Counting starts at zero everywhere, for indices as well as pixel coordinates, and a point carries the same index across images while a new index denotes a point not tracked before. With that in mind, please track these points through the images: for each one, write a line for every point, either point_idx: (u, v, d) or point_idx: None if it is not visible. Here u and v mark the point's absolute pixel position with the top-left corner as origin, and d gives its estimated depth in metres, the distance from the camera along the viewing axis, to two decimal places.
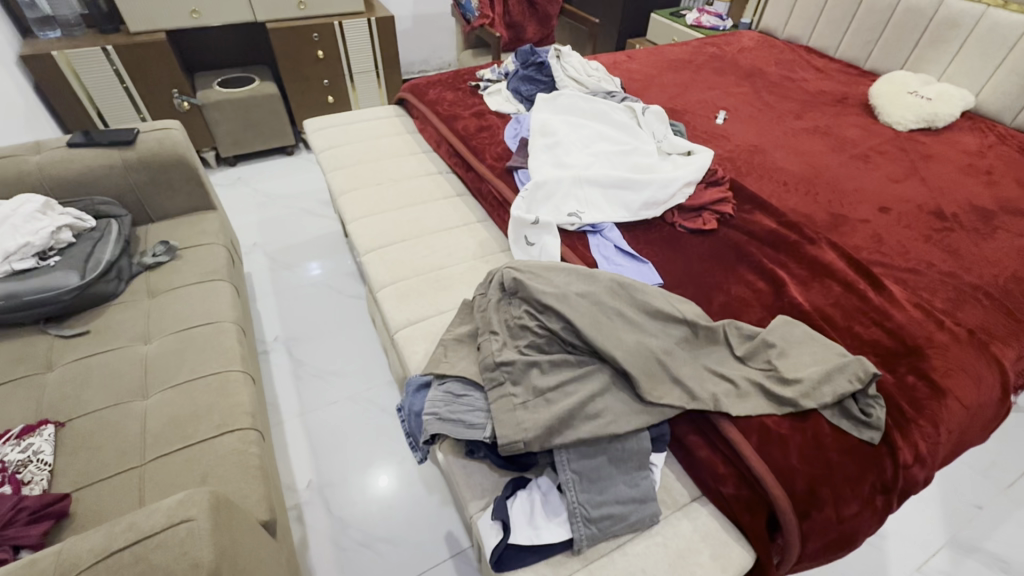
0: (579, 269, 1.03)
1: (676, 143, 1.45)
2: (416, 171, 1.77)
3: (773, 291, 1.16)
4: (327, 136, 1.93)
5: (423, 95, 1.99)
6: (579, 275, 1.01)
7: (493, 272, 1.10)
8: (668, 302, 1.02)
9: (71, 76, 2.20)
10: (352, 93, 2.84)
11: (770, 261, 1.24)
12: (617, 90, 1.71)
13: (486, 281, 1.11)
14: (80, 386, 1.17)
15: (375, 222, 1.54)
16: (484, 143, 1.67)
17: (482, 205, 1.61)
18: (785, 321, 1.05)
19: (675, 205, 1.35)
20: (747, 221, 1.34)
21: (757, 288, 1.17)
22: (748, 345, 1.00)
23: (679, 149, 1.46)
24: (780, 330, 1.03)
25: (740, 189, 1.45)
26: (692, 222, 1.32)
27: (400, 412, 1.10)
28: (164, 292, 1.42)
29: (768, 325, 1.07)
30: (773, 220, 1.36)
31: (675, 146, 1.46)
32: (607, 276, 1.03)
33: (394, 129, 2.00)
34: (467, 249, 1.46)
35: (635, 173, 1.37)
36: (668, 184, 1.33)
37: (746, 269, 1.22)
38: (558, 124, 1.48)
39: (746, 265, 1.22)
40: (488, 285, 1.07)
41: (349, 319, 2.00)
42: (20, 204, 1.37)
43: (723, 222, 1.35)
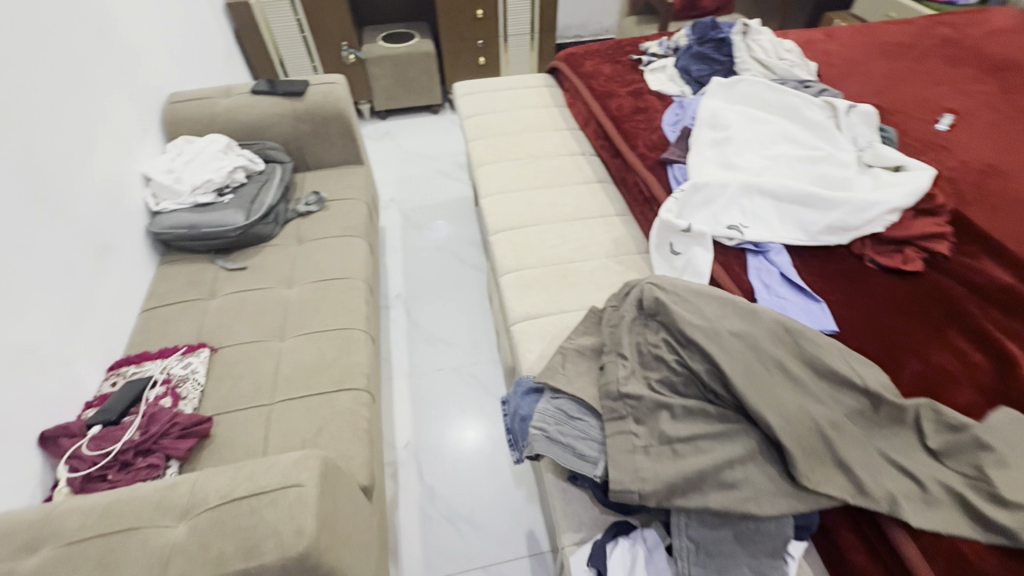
0: (736, 300, 0.87)
1: (884, 154, 1.16)
2: (557, 149, 1.67)
3: (995, 369, 0.87)
4: (474, 102, 1.90)
5: (578, 65, 1.85)
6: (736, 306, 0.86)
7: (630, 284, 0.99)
8: (845, 362, 0.82)
9: (263, 24, 2.43)
10: (504, 56, 2.78)
11: (997, 326, 0.94)
12: (813, 79, 1.40)
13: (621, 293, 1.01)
14: (233, 318, 1.30)
15: (508, 201, 1.49)
16: (638, 128, 1.50)
17: (624, 197, 1.46)
18: (1011, 418, 0.77)
19: (869, 233, 1.08)
20: (967, 266, 1.02)
21: (971, 361, 0.89)
22: (948, 438, 0.76)
23: (887, 162, 1.16)
24: (1002, 429, 0.76)
25: (966, 225, 1.12)
26: (888, 258, 1.06)
27: (503, 408, 1.07)
28: (309, 241, 1.52)
29: (981, 417, 0.80)
30: (1008, 274, 1.03)
31: (882, 157, 1.16)
32: (771, 314, 0.85)
33: (542, 101, 1.89)
34: (600, 245, 1.34)
35: (821, 187, 1.13)
36: (865, 206, 1.07)
37: (958, 333, 0.94)
38: (732, 117, 1.27)
39: (960, 326, 0.94)
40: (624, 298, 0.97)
41: (465, 290, 2.01)
42: (209, 144, 1.55)
43: (932, 265, 1.05)
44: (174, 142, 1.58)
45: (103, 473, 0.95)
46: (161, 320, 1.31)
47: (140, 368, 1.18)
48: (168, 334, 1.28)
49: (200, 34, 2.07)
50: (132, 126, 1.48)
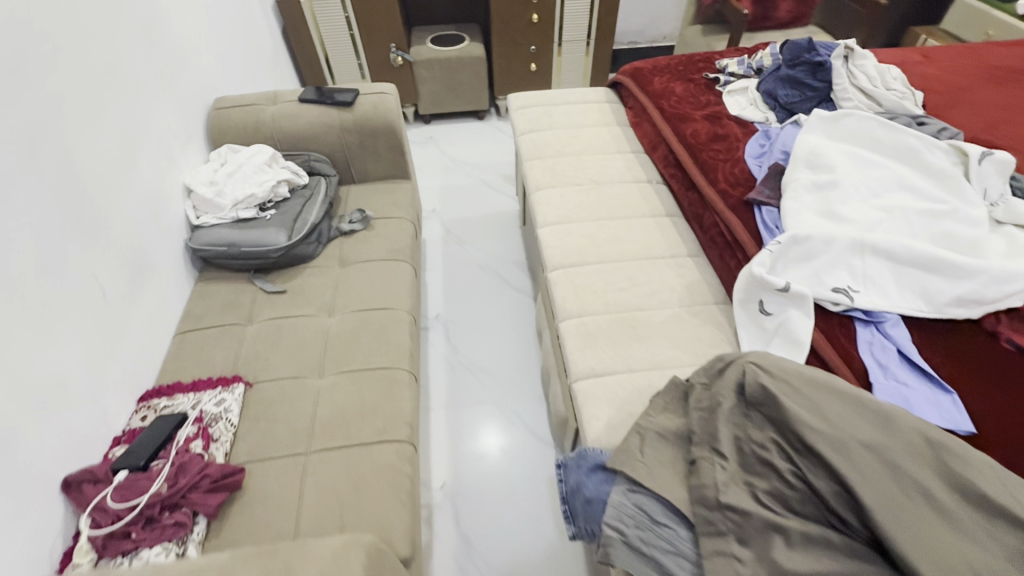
0: (863, 396, 0.72)
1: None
2: (621, 175, 1.53)
3: None
4: (529, 117, 1.77)
5: (645, 81, 1.70)
6: (865, 405, 0.71)
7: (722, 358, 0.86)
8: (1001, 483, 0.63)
9: (312, 23, 2.35)
10: (556, 63, 2.65)
11: None
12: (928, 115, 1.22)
13: (709, 366, 0.87)
14: (270, 349, 1.22)
15: (567, 232, 1.36)
16: (717, 159, 1.35)
17: (698, 236, 1.32)
18: None
19: (1008, 308, 0.88)
20: None
21: None
22: None
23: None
24: None
25: None
26: None
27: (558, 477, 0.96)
28: (353, 264, 1.42)
29: None
30: None
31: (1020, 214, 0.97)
32: (907, 417, 0.70)
33: (603, 118, 1.75)
34: (672, 292, 1.21)
35: (947, 250, 0.96)
36: (1009, 279, 0.89)
37: None
38: (836, 158, 1.11)
39: None
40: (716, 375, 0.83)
41: (507, 315, 1.90)
42: (253, 155, 1.47)
43: None
44: (217, 151, 1.51)
45: (128, 530, 0.87)
46: (196, 346, 1.23)
47: (172, 402, 1.10)
48: (203, 362, 1.20)
49: (248, 34, 2.00)
50: (175, 134, 1.41)
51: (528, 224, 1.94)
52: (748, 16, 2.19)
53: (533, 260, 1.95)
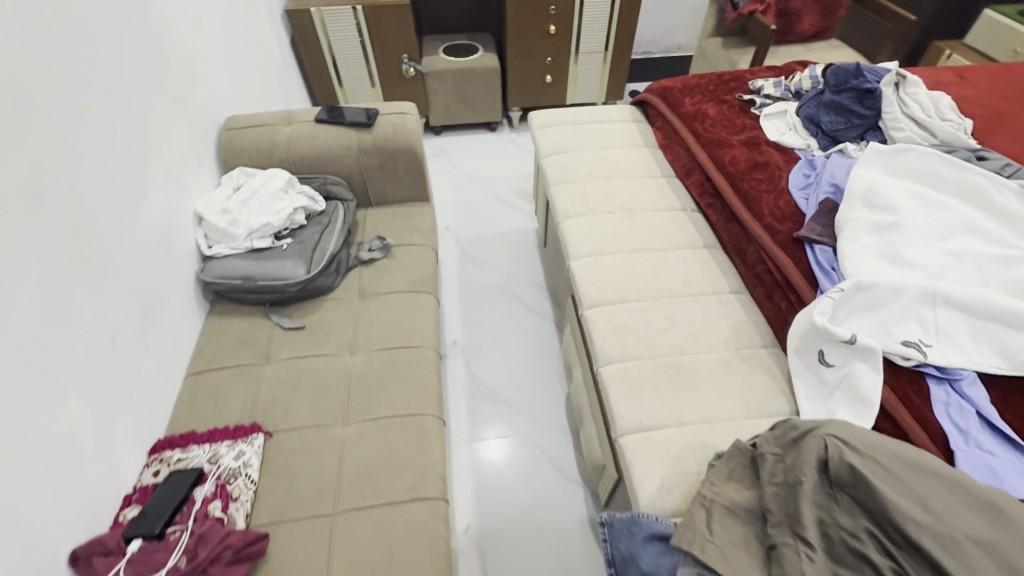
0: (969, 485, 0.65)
1: None
2: (654, 202, 1.46)
3: None
4: (554, 137, 1.70)
5: (676, 102, 1.64)
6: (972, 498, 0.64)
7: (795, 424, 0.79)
8: None
9: (322, 33, 2.27)
10: (572, 75, 2.58)
11: None
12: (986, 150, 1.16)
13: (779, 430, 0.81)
14: (290, 394, 1.14)
15: (602, 265, 1.29)
16: (760, 189, 1.29)
17: (741, 272, 1.25)
18: None
19: None
20: None
21: None
22: None
23: None
24: None
25: None
26: None
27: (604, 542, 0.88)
28: (374, 296, 1.35)
29: None
30: None
31: None
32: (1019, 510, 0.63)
33: (630, 139, 1.68)
34: (718, 334, 1.14)
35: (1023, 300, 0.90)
36: None
37: None
38: (896, 196, 1.04)
39: None
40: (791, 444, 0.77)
41: (528, 341, 1.83)
42: (268, 180, 1.39)
43: None
44: (230, 174, 1.43)
45: None
46: (210, 390, 1.15)
47: (186, 454, 1.03)
48: (217, 409, 1.12)
49: (258, 45, 1.91)
50: (186, 158, 1.33)
51: (549, 247, 1.87)
52: (774, 31, 2.12)
53: (553, 284, 1.88)
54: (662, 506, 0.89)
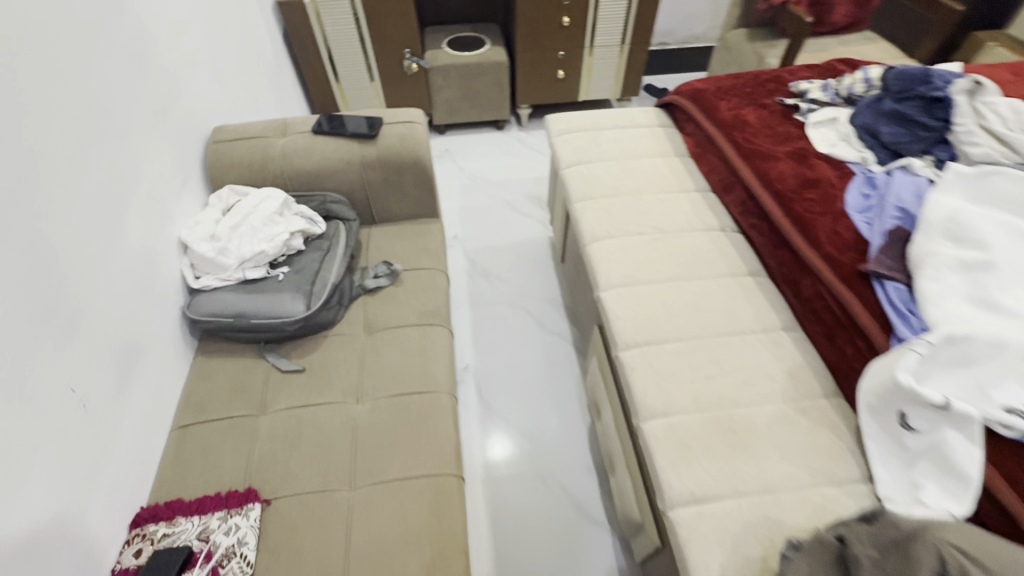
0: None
1: None
2: (690, 221, 1.32)
3: None
4: (574, 145, 1.55)
5: (710, 106, 1.49)
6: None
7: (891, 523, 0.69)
8: None
9: (318, 27, 2.10)
10: (586, 70, 2.41)
11: None
12: None
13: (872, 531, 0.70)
14: (290, 451, 1.01)
15: (636, 298, 1.15)
16: (813, 211, 1.15)
17: (793, 306, 1.12)
18: None
19: None
20: None
21: None
22: None
23: None
24: None
25: None
26: None
27: None
28: (381, 331, 1.21)
29: None
30: None
31: None
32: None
33: (658, 147, 1.54)
34: (772, 381, 1.01)
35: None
36: None
37: None
38: (986, 228, 0.90)
39: None
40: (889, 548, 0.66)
41: (545, 365, 1.70)
42: (262, 200, 1.25)
43: None
44: (218, 194, 1.29)
45: None
46: (200, 446, 1.02)
47: (172, 529, 0.90)
48: (208, 471, 0.99)
49: (247, 43, 1.75)
50: (169, 179, 1.18)
51: (567, 262, 1.73)
52: (808, 24, 1.96)
53: (572, 303, 1.74)
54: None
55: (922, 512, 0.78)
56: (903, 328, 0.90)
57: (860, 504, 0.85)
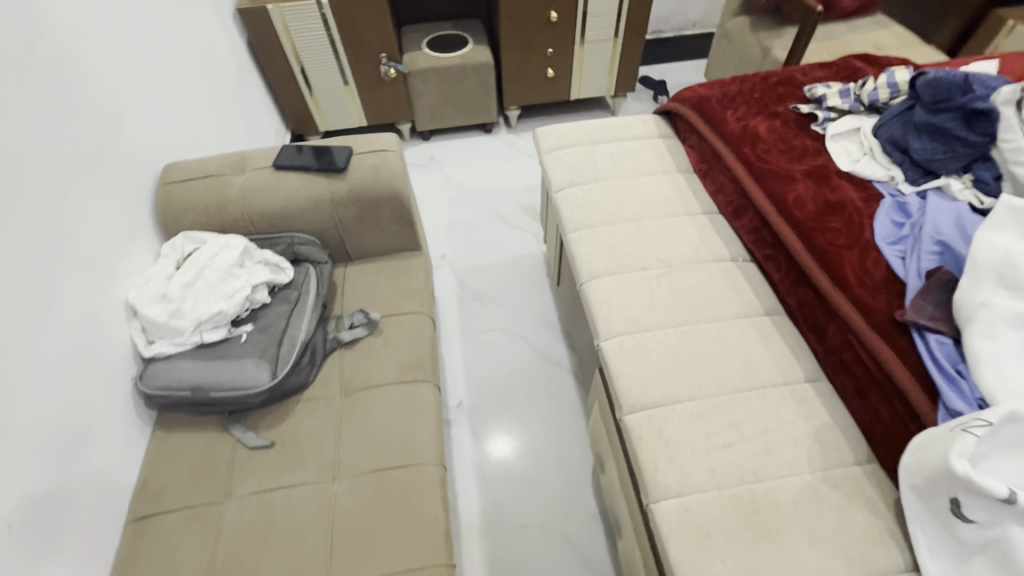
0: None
1: None
2: (698, 251, 1.19)
3: None
4: (567, 164, 1.41)
5: (715, 116, 1.34)
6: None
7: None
8: None
9: (284, 34, 1.93)
10: (577, 67, 2.24)
11: None
12: None
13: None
14: (258, 546, 0.90)
15: (641, 348, 1.03)
16: (838, 244, 1.01)
17: (817, 353, 1.00)
18: None
19: None
20: None
21: None
22: None
23: None
24: None
25: None
26: None
27: None
28: (359, 392, 1.09)
29: None
30: None
31: None
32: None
33: (660, 163, 1.39)
34: (798, 447, 0.90)
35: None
36: None
37: None
38: None
39: None
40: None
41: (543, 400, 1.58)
42: (219, 250, 1.12)
43: None
44: (172, 242, 1.15)
45: None
46: (158, 544, 0.91)
47: None
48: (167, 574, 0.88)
49: (203, 58, 1.59)
50: (111, 234, 1.05)
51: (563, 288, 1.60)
52: (818, 11, 1.79)
53: (570, 331, 1.62)
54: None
55: None
56: (952, 394, 0.78)
57: None
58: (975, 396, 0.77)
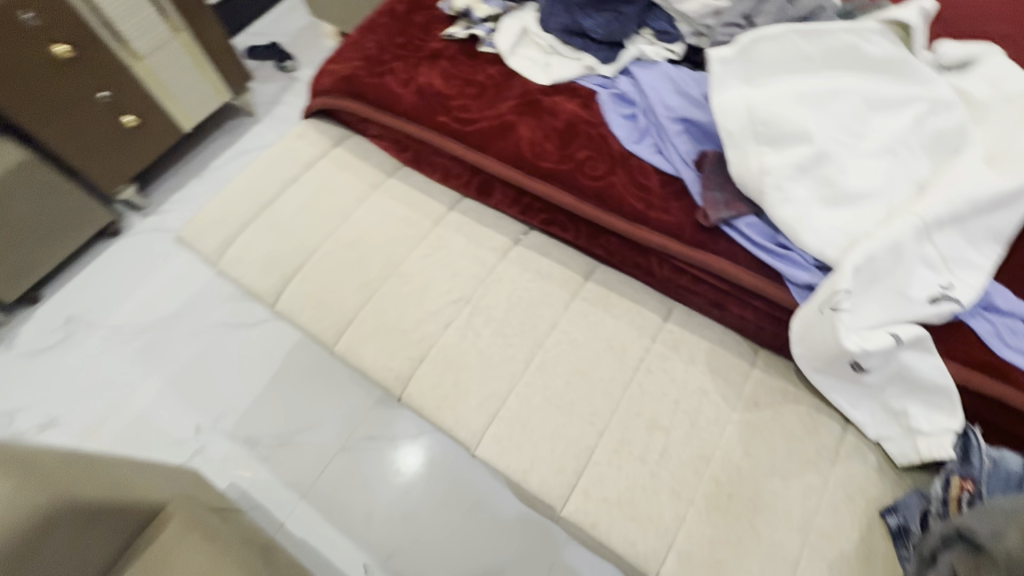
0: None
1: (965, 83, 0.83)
2: (482, 260, 0.97)
3: None
4: (261, 257, 0.99)
5: (381, 93, 1.04)
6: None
7: (977, 525, 0.58)
8: None
9: None
10: (158, 90, 1.56)
11: None
12: None
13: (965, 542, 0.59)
14: None
15: (520, 421, 0.82)
16: (601, 174, 0.89)
17: (654, 286, 0.92)
18: None
19: None
20: None
21: None
22: None
23: (966, 89, 0.84)
24: None
25: None
26: None
27: None
28: None
29: None
30: None
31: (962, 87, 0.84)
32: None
33: (364, 180, 1.07)
34: (710, 395, 0.83)
35: (986, 173, 0.74)
36: None
37: None
38: (790, 114, 0.75)
39: None
40: (995, 552, 0.55)
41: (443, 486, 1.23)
42: None
43: None
44: None
45: None
46: None
47: None
48: None
49: None
50: None
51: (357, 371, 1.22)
52: None
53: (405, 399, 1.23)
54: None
55: (930, 444, 0.72)
56: (793, 269, 0.76)
57: (868, 462, 0.77)
58: (811, 260, 0.76)
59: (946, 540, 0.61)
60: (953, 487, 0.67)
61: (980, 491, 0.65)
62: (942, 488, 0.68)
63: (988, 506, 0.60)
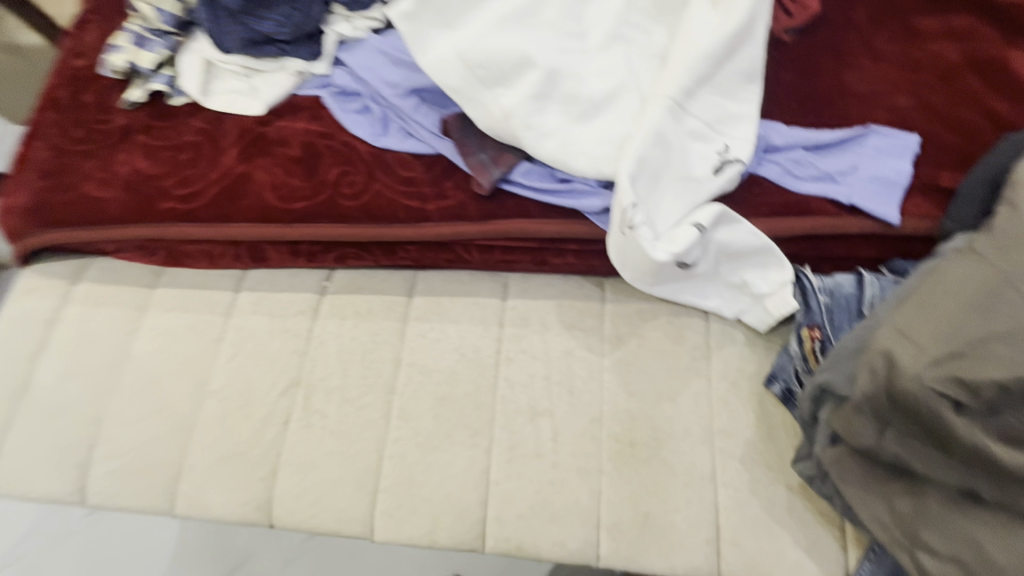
0: (977, 247, 0.56)
1: None
2: (294, 331, 0.84)
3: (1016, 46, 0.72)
4: (44, 455, 0.81)
5: (79, 205, 0.84)
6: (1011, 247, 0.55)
7: (834, 377, 0.57)
8: None
9: None
10: None
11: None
12: None
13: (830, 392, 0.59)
14: None
15: (404, 483, 0.73)
16: (360, 187, 0.77)
17: (479, 268, 0.84)
18: None
19: (767, 30, 0.72)
20: None
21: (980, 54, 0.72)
22: None
23: None
24: None
25: None
26: (787, 20, 0.77)
27: None
28: None
29: None
30: None
31: None
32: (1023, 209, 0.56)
33: (125, 307, 0.89)
34: (576, 353, 0.78)
35: (712, 19, 0.69)
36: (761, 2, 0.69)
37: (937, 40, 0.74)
38: (502, 42, 0.67)
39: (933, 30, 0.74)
40: (857, 401, 0.54)
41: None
42: None
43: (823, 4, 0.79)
44: None
45: None
46: None
47: None
48: None
49: None
50: None
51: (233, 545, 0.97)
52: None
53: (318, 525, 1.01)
54: (840, 561, 0.64)
55: (776, 302, 0.70)
56: (585, 200, 0.70)
57: (737, 340, 0.75)
58: (595, 182, 0.70)
59: (815, 400, 0.60)
60: (806, 340, 0.66)
61: (828, 334, 0.66)
62: (798, 345, 0.67)
63: (836, 351, 0.60)
